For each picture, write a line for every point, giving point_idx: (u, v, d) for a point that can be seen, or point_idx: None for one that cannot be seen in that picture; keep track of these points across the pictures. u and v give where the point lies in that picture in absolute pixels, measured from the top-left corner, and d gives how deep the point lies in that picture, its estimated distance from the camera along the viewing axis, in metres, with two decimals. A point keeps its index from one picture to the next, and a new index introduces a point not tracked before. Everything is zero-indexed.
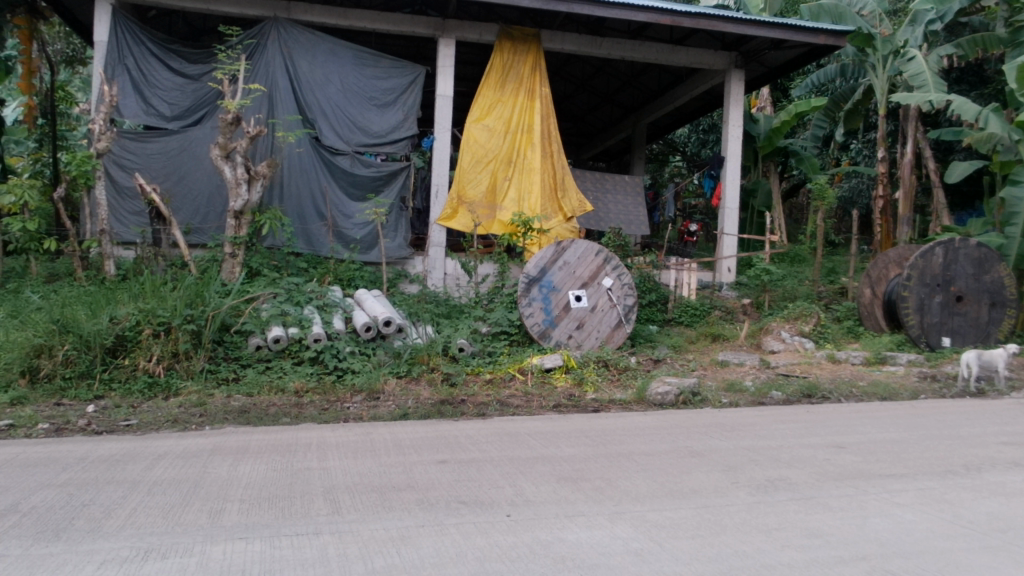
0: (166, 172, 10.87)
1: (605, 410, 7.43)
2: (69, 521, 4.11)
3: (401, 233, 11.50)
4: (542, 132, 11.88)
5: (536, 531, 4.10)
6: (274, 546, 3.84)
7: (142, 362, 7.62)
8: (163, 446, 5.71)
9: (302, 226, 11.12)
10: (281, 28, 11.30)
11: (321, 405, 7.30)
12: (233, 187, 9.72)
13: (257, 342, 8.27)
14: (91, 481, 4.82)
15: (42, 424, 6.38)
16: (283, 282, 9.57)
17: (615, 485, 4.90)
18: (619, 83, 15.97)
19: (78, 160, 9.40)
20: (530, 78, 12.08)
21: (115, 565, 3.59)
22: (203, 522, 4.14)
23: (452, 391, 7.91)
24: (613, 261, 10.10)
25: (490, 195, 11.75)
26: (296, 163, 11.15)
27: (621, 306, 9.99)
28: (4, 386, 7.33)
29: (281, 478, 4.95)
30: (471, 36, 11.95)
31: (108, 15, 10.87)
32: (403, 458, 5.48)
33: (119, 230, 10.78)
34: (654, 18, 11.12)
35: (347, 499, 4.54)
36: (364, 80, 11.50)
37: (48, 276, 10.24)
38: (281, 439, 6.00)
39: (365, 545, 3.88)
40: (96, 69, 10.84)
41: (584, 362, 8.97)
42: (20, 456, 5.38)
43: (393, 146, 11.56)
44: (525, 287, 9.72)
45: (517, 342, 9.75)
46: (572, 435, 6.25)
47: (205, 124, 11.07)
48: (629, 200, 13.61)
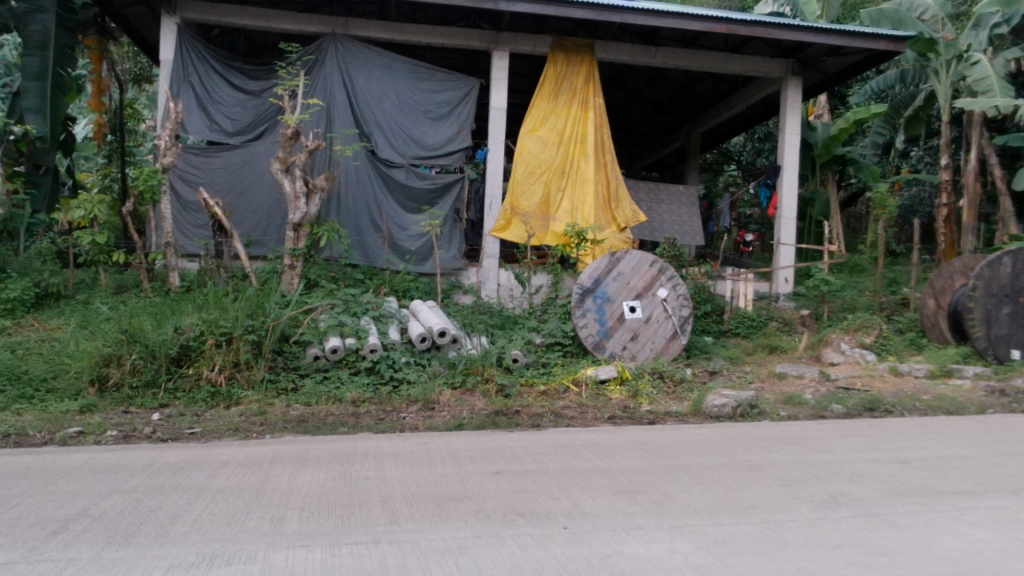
0: (228, 187, 11.14)
1: (661, 422, 7.35)
2: (137, 526, 4.22)
3: (455, 245, 11.57)
4: (596, 142, 11.86)
5: (593, 545, 4.07)
6: (334, 555, 3.88)
7: (205, 372, 7.80)
8: (226, 454, 5.83)
9: (359, 238, 11.27)
10: (339, 43, 11.50)
11: (377, 414, 7.38)
12: (292, 201, 9.88)
13: (315, 353, 8.39)
14: (156, 487, 4.94)
15: (110, 431, 6.57)
16: (340, 293, 9.69)
17: (673, 499, 4.84)
18: (673, 92, 15.89)
19: (145, 175, 9.73)
20: (583, 89, 12.09)
21: (180, 571, 3.67)
22: (266, 528, 4.22)
23: (506, 402, 7.92)
24: (667, 272, 10.00)
25: (544, 207, 11.76)
26: (353, 176, 11.30)
27: (676, 317, 9.88)
28: (74, 395, 7.59)
29: (338, 487, 5.01)
30: (524, 49, 12.01)
31: (174, 34, 11.19)
32: (460, 469, 5.50)
33: (184, 242, 11.10)
34: (709, 27, 11.03)
35: (404, 509, 4.58)
36: (419, 94, 11.65)
37: (116, 287, 10.55)
38: (339, 448, 6.07)
39: (423, 555, 3.90)
40: (162, 86, 11.18)
41: (639, 374, 8.90)
42: (89, 463, 5.54)
43: (447, 159, 11.66)
44: (579, 298, 9.70)
45: (572, 353, 9.74)
46: (628, 448, 6.19)
47: (266, 139, 11.30)
48: (684, 211, 13.49)
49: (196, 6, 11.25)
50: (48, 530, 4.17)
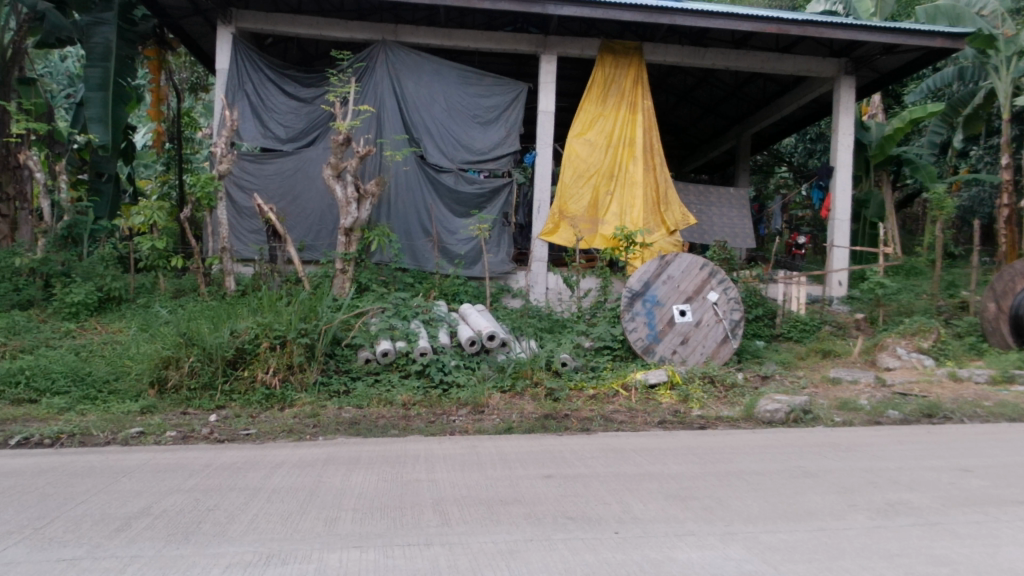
0: (282, 192, 11.35)
1: (712, 427, 7.28)
2: (196, 525, 4.31)
3: (503, 248, 11.59)
4: (644, 145, 11.79)
5: (645, 550, 4.05)
6: (386, 556, 3.92)
7: (260, 375, 7.94)
8: (281, 455, 5.93)
9: (408, 242, 11.39)
10: (389, 50, 11.63)
11: (428, 417, 7.43)
12: (343, 206, 10.02)
13: (366, 356, 8.49)
14: (215, 487, 5.04)
15: (169, 432, 6.73)
16: (391, 297, 9.79)
17: (726, 505, 4.78)
18: (723, 93, 15.73)
19: (202, 182, 9.96)
20: (632, 92, 12.02)
21: (239, 569, 3.75)
22: (320, 529, 4.28)
23: (555, 406, 7.91)
24: (718, 275, 9.88)
25: (593, 210, 11.75)
26: (403, 180, 11.41)
27: (727, 321, 9.77)
28: (135, 396, 7.81)
29: (390, 489, 5.05)
30: (572, 52, 12.00)
31: (229, 44, 11.42)
32: (510, 472, 5.52)
33: (239, 247, 11.35)
34: (760, 27, 10.89)
35: (456, 511, 4.61)
36: (468, 99, 11.71)
37: (175, 291, 10.83)
38: (391, 450, 6.14)
39: (475, 558, 3.92)
40: (218, 95, 11.41)
41: (689, 378, 8.81)
42: (150, 462, 5.69)
43: (495, 163, 11.69)
44: (628, 302, 9.65)
45: (621, 357, 9.69)
46: (679, 452, 6.14)
47: (318, 145, 11.46)
48: (735, 213, 13.34)
49: (250, 16, 11.50)
50: (112, 527, 4.29)
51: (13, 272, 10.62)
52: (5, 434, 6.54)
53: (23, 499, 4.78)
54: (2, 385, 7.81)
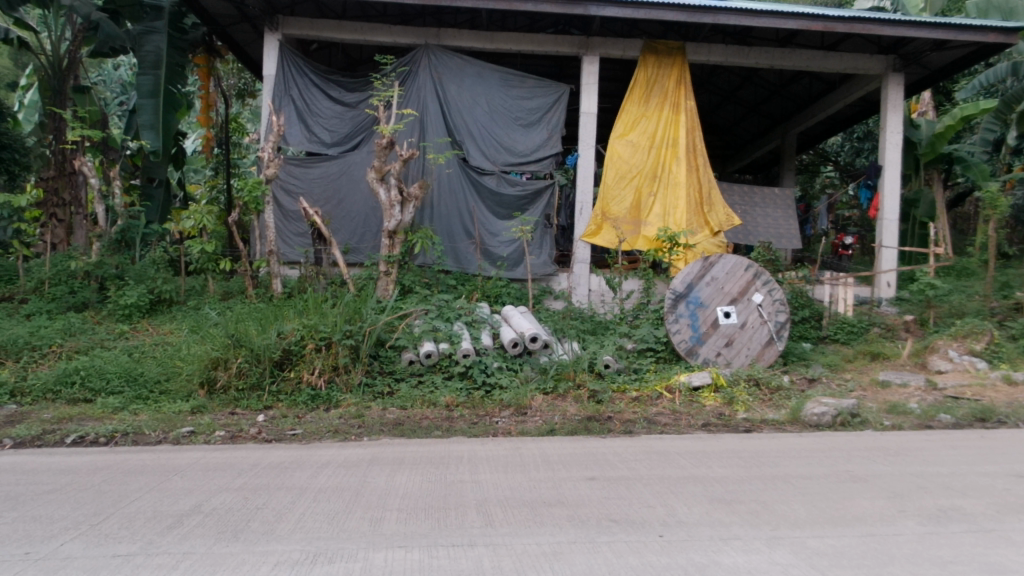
0: (327, 196, 11.50)
1: (757, 430, 7.20)
2: (244, 524, 4.39)
3: (545, 250, 11.59)
4: (688, 146, 11.69)
5: (689, 553, 4.02)
6: (431, 556, 3.95)
7: (306, 375, 8.05)
8: (326, 455, 6.01)
9: (451, 244, 11.48)
10: (432, 54, 11.72)
11: (471, 419, 7.47)
12: (387, 209, 10.11)
13: (410, 358, 8.56)
14: (262, 486, 5.14)
15: (219, 431, 6.86)
16: (434, 299, 9.86)
17: (772, 509, 4.72)
18: (768, 92, 15.54)
19: (249, 187, 10.14)
20: (675, 92, 11.92)
21: (287, 567, 3.80)
22: (366, 529, 4.32)
23: (598, 408, 7.89)
24: (763, 276, 9.76)
25: (635, 211, 11.70)
26: (446, 184, 11.52)
27: (773, 323, 9.64)
28: (186, 396, 7.97)
29: (435, 490, 5.09)
30: (615, 53, 11.95)
31: (275, 51, 11.62)
32: (553, 473, 5.52)
33: (286, 250, 11.54)
34: (805, 25, 10.73)
35: (499, 513, 4.62)
36: (510, 101, 11.73)
37: (224, 293, 11.05)
38: (435, 451, 6.19)
39: (519, 559, 3.93)
40: (265, 100, 11.61)
41: (734, 381, 8.72)
42: (200, 461, 5.81)
43: (537, 165, 11.67)
44: (671, 303, 9.58)
45: (664, 359, 9.64)
46: (724, 456, 6.07)
47: (362, 149, 11.58)
48: (780, 213, 13.16)
49: (296, 23, 11.68)
50: (164, 524, 4.38)
51: (69, 275, 10.92)
52: (62, 433, 6.72)
53: (80, 496, 4.91)
54: (59, 385, 8.04)
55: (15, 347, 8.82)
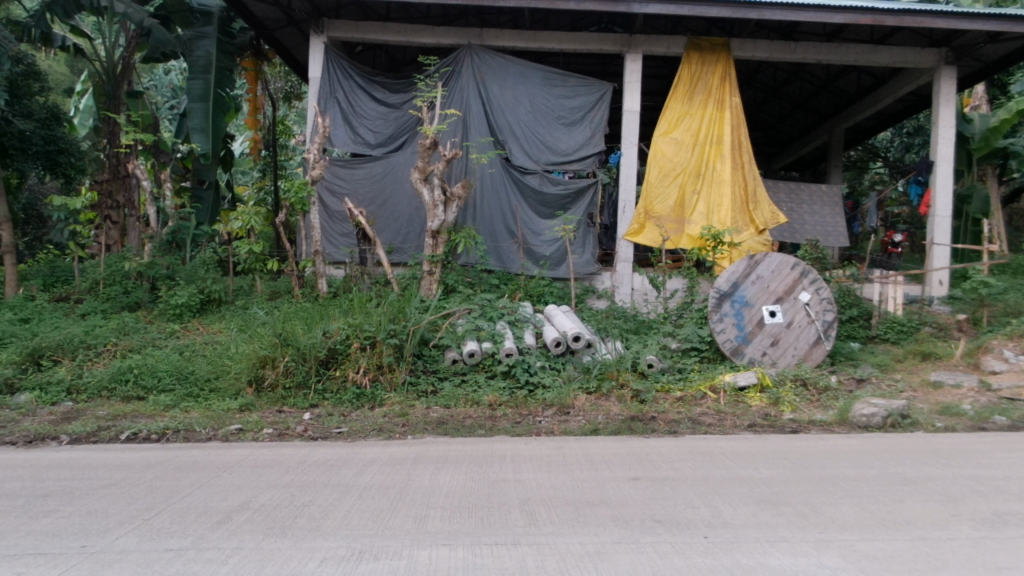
0: (371, 197, 11.61)
1: (804, 431, 7.10)
2: (292, 520, 4.47)
3: (588, 249, 11.55)
4: (732, 142, 11.57)
5: (735, 555, 3.98)
6: (475, 554, 3.97)
7: (351, 374, 8.15)
8: (372, 453, 6.08)
9: (494, 244, 11.52)
10: (475, 54, 11.76)
11: (514, 418, 7.50)
12: (430, 209, 10.17)
13: (453, 357, 8.61)
14: (309, 482, 5.23)
15: (266, 429, 6.98)
16: (477, 298, 9.90)
17: (820, 511, 4.66)
18: (814, 88, 15.30)
19: (296, 188, 10.29)
20: (719, 89, 11.77)
21: (333, 563, 3.86)
22: (410, 527, 4.36)
23: (642, 408, 7.85)
24: (811, 274, 9.60)
25: (679, 209, 11.61)
26: (489, 183, 11.57)
27: (820, 322, 9.48)
28: (234, 394, 8.11)
29: (478, 488, 5.13)
30: (658, 50, 11.86)
31: (321, 53, 11.77)
32: (596, 473, 5.51)
33: (331, 250, 11.68)
34: (853, 19, 10.52)
35: (543, 512, 4.63)
36: (553, 100, 11.71)
37: (271, 293, 11.24)
38: (478, 450, 6.22)
39: (562, 559, 3.94)
40: (311, 103, 11.77)
41: (780, 381, 8.60)
42: (248, 459, 5.91)
43: (580, 164, 11.63)
44: (716, 302, 9.50)
45: (709, 359, 9.56)
46: (770, 457, 6.00)
47: (406, 149, 11.66)
48: (828, 211, 12.94)
49: (341, 26, 11.81)
50: (214, 519, 4.48)
51: (122, 275, 11.20)
52: (116, 429, 6.90)
53: (135, 491, 5.05)
54: (113, 383, 8.26)
55: (72, 346, 9.06)
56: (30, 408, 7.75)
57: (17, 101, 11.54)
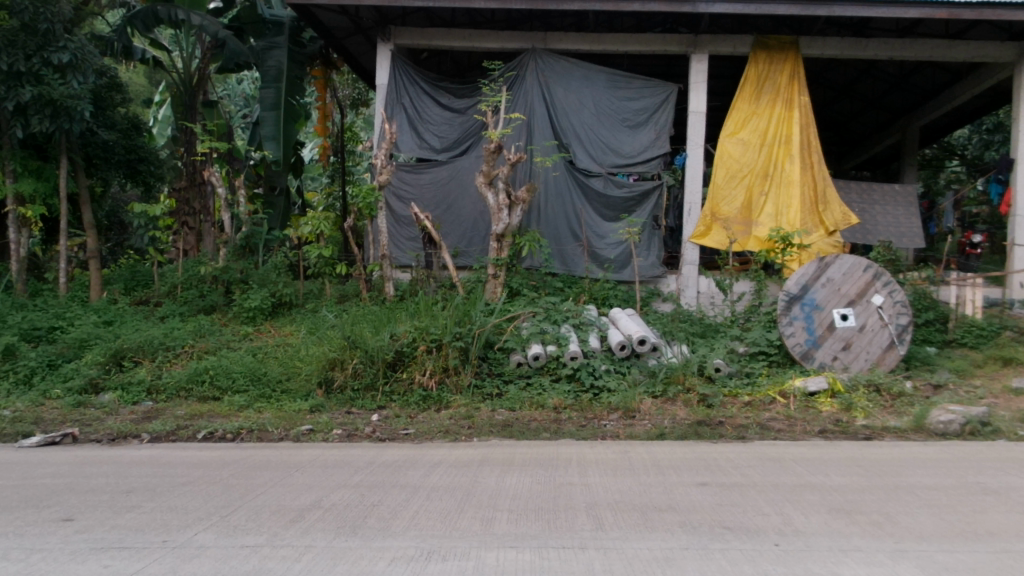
0: (437, 201, 11.74)
1: (878, 438, 6.89)
2: (362, 519, 4.54)
3: (653, 252, 11.46)
4: (801, 142, 11.34)
5: (808, 564, 3.91)
6: (543, 557, 3.98)
7: (417, 376, 8.24)
8: (438, 455, 6.14)
9: (558, 247, 11.52)
10: (539, 57, 11.80)
11: (579, 421, 7.47)
12: (495, 213, 10.22)
13: (518, 359, 8.65)
14: (379, 483, 5.30)
15: (336, 430, 7.10)
16: (542, 301, 9.88)
17: (895, 521, 4.53)
18: (887, 85, 14.90)
19: (363, 193, 10.47)
20: (788, 88, 11.54)
21: (403, 563, 3.92)
22: (477, 528, 4.40)
23: (709, 413, 7.73)
24: (883, 277, 9.34)
25: (746, 211, 11.43)
26: (553, 187, 11.57)
27: (894, 326, 9.18)
28: (305, 395, 8.29)
29: (545, 491, 5.13)
30: (725, 49, 11.68)
31: (388, 60, 11.97)
32: (664, 479, 5.45)
33: (397, 254, 11.84)
34: (928, 13, 10.19)
35: (610, 516, 4.61)
36: (617, 102, 11.66)
37: (340, 296, 11.44)
38: (544, 453, 6.22)
39: (630, 564, 3.91)
40: (378, 109, 11.94)
41: (852, 387, 8.40)
42: (319, 459, 6.04)
43: (645, 166, 11.54)
44: (785, 306, 9.32)
45: (777, 363, 9.38)
46: (842, 464, 5.86)
47: (470, 154, 11.74)
48: (902, 212, 12.57)
49: (407, 33, 11.99)
50: (288, 517, 4.59)
51: (199, 280, 11.51)
52: (194, 429, 7.12)
53: (212, 488, 5.20)
54: (191, 383, 8.53)
55: (152, 347, 9.36)
56: (113, 407, 8.07)
57: (100, 112, 12.00)
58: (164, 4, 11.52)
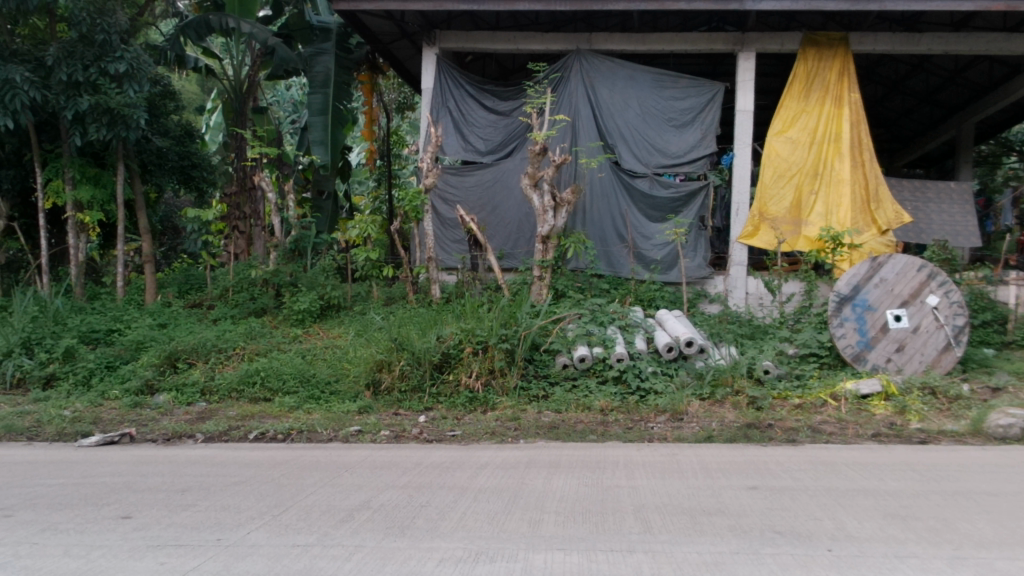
0: (482, 203, 11.79)
1: (934, 442, 6.73)
2: (411, 520, 4.57)
3: (700, 253, 11.35)
4: (852, 140, 11.13)
5: (862, 570, 3.83)
6: (591, 560, 3.97)
7: (464, 378, 8.28)
8: (485, 457, 6.16)
9: (604, 248, 11.47)
10: (584, 59, 11.75)
11: (626, 424, 7.43)
12: (540, 215, 10.21)
13: (564, 361, 8.64)
14: (426, 484, 5.34)
15: (383, 431, 7.17)
16: (587, 303, 9.84)
17: (953, 527, 4.41)
18: (940, 80, 14.54)
19: (410, 197, 10.53)
20: (838, 85, 11.32)
21: (452, 564, 3.94)
22: (525, 530, 4.40)
23: (758, 415, 7.63)
24: (939, 277, 9.08)
25: (795, 211, 11.26)
26: (599, 188, 11.51)
27: (950, 327, 8.95)
28: (353, 396, 8.39)
29: (592, 493, 5.11)
30: (772, 47, 11.51)
31: (433, 64, 12.03)
32: (713, 482, 5.39)
33: (444, 257, 11.92)
34: (984, 6, 9.92)
35: (658, 520, 4.57)
36: (663, 102, 11.57)
37: (387, 299, 11.54)
38: (591, 455, 6.20)
39: (679, 568, 3.87)
40: (424, 113, 12.03)
41: (907, 390, 8.21)
42: (368, 459, 6.11)
43: (691, 166, 11.43)
44: (836, 306, 9.15)
45: (828, 365, 9.21)
46: (896, 468, 5.73)
47: (515, 156, 11.76)
48: (957, 209, 12.25)
49: (452, 37, 12.05)
50: (339, 517, 4.65)
51: (250, 283, 11.71)
52: (246, 429, 7.25)
53: (264, 488, 5.28)
54: (242, 385, 8.68)
55: (206, 349, 9.55)
56: (168, 408, 8.26)
57: (154, 120, 12.30)
58: (216, 13, 11.78)
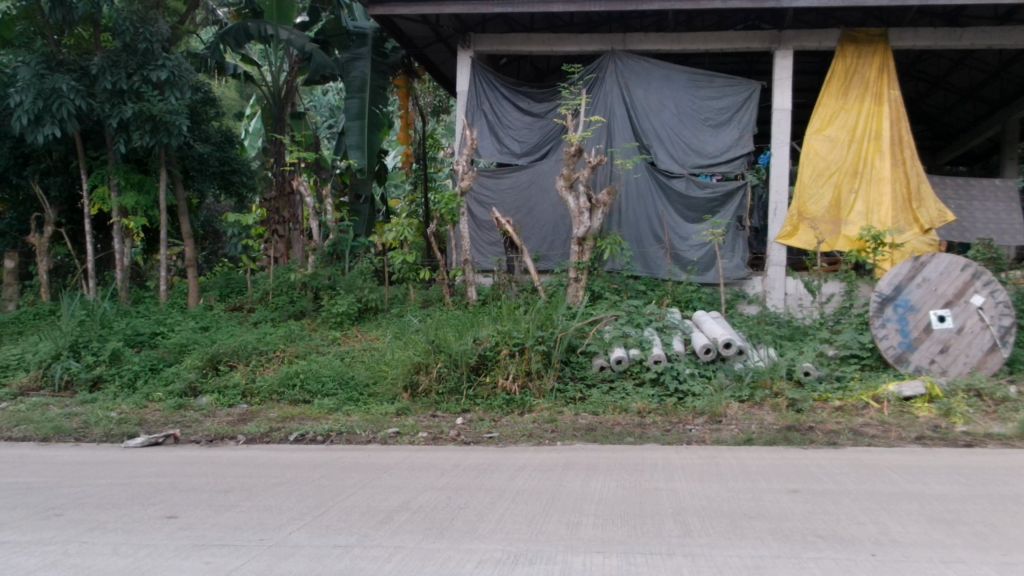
0: (517, 205, 11.80)
1: (980, 445, 6.59)
2: (450, 521, 4.60)
3: (738, 254, 11.23)
4: (893, 138, 10.95)
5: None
6: (630, 563, 3.95)
7: (501, 380, 8.31)
8: (522, 458, 6.17)
9: (640, 250, 11.41)
10: (618, 59, 11.72)
11: (663, 426, 7.38)
12: (576, 217, 10.20)
13: (601, 363, 8.62)
14: (464, 486, 5.36)
15: (421, 432, 7.21)
16: (624, 304, 9.80)
17: (1002, 532, 4.31)
18: (984, 75, 14.24)
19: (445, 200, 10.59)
20: (878, 82, 11.16)
21: (490, 565, 3.95)
22: (563, 532, 4.40)
23: (798, 417, 7.53)
24: (983, 276, 8.93)
25: (835, 210, 11.10)
26: (635, 189, 11.45)
27: (996, 327, 8.76)
28: (391, 399, 8.44)
29: (630, 496, 5.09)
30: (811, 45, 11.38)
31: (468, 67, 12.09)
32: (753, 485, 5.33)
33: (479, 259, 11.96)
34: None
35: (697, 523, 4.53)
36: (699, 102, 11.48)
37: (423, 301, 11.57)
38: (628, 457, 6.18)
39: (719, 571, 3.84)
40: (459, 116, 12.09)
41: (951, 392, 8.05)
42: (407, 461, 6.15)
43: (728, 166, 11.33)
44: (877, 307, 9.02)
45: (870, 367, 9.04)
46: (941, 472, 5.61)
47: (550, 158, 11.76)
48: (1002, 207, 11.99)
49: (486, 39, 12.14)
50: (377, 518, 4.67)
51: (289, 286, 11.87)
52: (286, 430, 7.34)
53: (304, 489, 5.34)
54: (282, 387, 8.80)
55: (246, 351, 9.68)
56: (211, 410, 8.40)
57: (195, 126, 12.52)
58: (254, 21, 11.97)
